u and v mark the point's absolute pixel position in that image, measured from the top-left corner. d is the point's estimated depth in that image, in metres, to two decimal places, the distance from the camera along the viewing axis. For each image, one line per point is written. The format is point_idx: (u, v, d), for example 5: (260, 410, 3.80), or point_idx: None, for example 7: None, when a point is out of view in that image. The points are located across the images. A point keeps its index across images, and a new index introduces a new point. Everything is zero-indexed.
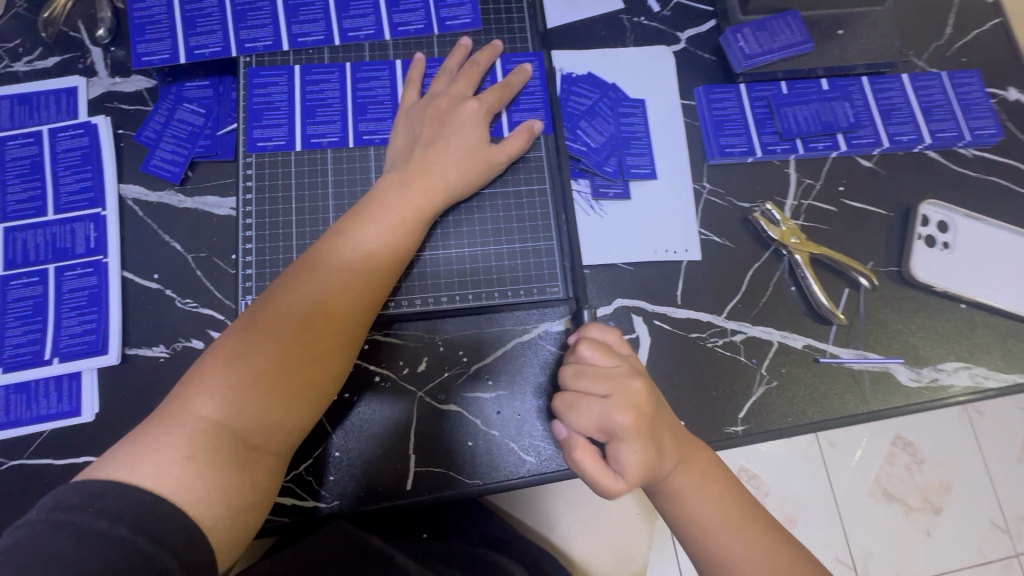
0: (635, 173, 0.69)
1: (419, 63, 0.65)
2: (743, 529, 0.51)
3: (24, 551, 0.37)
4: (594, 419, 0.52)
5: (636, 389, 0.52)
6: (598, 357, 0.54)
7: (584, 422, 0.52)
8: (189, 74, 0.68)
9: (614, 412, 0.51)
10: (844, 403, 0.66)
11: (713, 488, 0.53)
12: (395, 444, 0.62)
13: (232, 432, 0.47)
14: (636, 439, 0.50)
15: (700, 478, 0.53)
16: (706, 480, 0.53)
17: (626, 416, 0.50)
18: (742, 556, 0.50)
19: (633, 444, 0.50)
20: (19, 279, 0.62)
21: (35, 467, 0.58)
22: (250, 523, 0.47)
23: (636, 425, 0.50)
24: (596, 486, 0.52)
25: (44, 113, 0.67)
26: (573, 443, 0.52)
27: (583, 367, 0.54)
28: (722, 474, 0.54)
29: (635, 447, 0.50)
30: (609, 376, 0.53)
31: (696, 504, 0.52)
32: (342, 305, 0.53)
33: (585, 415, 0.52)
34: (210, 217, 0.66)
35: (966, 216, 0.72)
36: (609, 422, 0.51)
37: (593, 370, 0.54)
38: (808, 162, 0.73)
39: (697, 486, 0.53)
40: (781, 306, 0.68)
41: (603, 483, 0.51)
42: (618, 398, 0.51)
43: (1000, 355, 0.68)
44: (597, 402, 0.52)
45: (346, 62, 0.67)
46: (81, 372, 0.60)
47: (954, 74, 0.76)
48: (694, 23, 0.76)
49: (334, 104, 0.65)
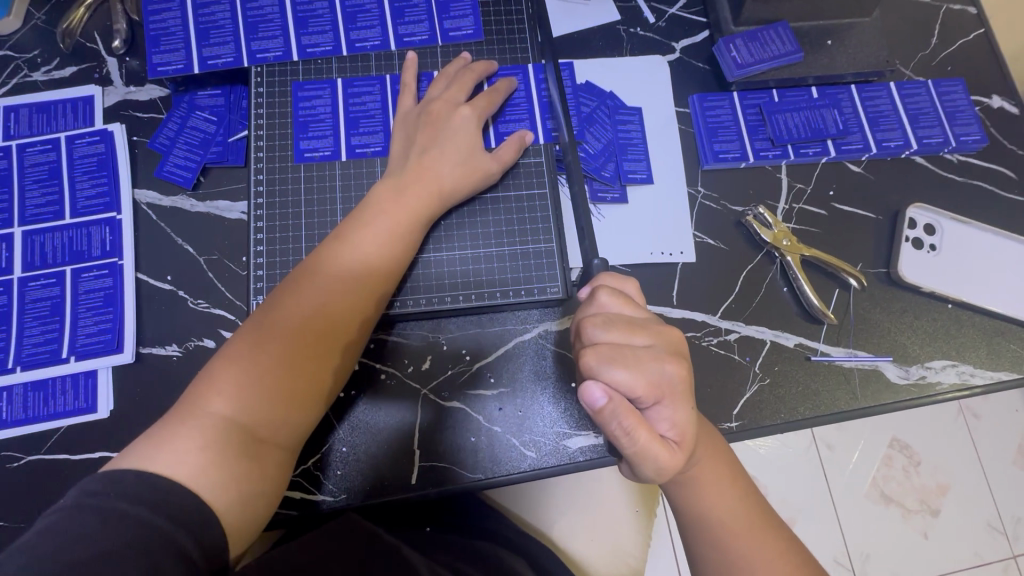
0: (632, 178, 0.72)
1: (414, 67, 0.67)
2: (749, 516, 0.53)
3: (47, 532, 0.39)
4: (645, 373, 0.47)
5: (672, 336, 0.51)
6: (620, 306, 0.51)
7: (635, 379, 0.47)
8: (201, 83, 0.71)
9: (663, 362, 0.49)
10: (835, 400, 0.68)
11: (723, 474, 0.55)
12: (401, 440, 0.64)
13: (241, 426, 0.49)
14: (681, 392, 0.49)
15: (720, 468, 0.55)
16: (717, 464, 0.55)
17: (674, 365, 0.49)
18: (745, 544, 0.52)
19: (679, 400, 0.49)
20: (37, 281, 0.65)
21: (52, 463, 0.60)
22: (259, 513, 0.49)
23: (684, 378, 0.49)
24: (652, 457, 0.47)
25: (62, 120, 0.70)
26: (621, 407, 0.45)
27: (612, 317, 0.50)
28: (730, 460, 0.56)
29: (683, 405, 0.49)
30: (647, 327, 0.50)
31: (713, 491, 0.54)
32: (341, 308, 0.56)
33: (634, 369, 0.47)
34: (222, 221, 0.68)
35: (952, 219, 0.74)
36: (659, 376, 0.48)
37: (625, 320, 0.50)
38: (799, 167, 0.75)
39: (717, 476, 0.54)
40: (773, 306, 0.70)
41: (660, 452, 0.47)
42: (661, 348, 0.50)
43: (986, 354, 0.71)
44: (642, 352, 0.48)
45: (387, 74, 0.69)
46: (97, 370, 0.62)
47: (938, 83, 0.78)
48: (688, 34, 0.79)
49: (376, 116, 0.68)
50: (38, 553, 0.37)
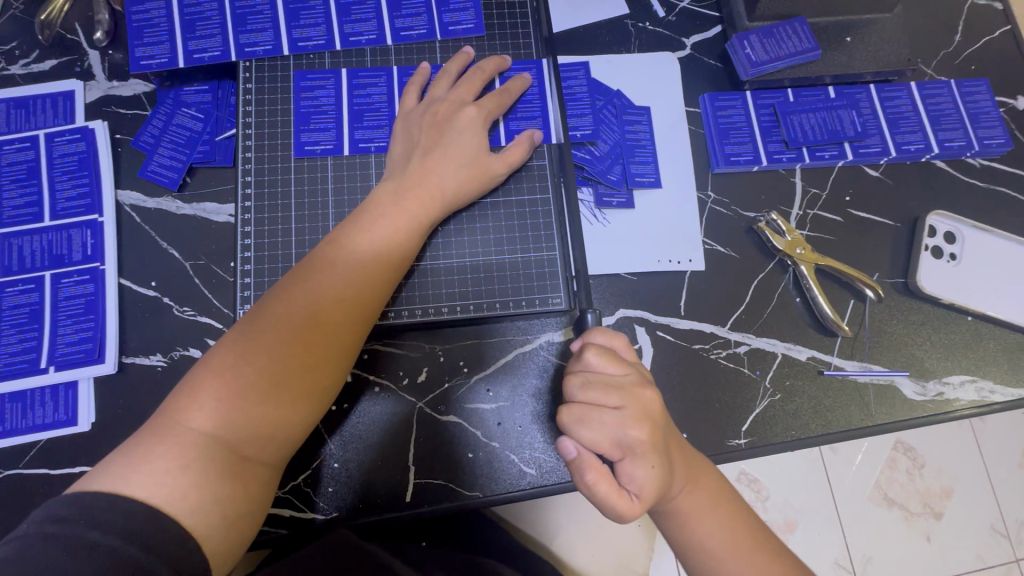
0: (639, 181, 0.68)
1: (424, 70, 0.64)
2: (739, 542, 0.51)
3: (13, 566, 0.36)
4: (609, 434, 0.47)
5: (648, 401, 0.49)
6: (604, 364, 0.50)
7: (598, 438, 0.48)
8: (188, 78, 0.68)
9: (627, 425, 0.48)
10: (848, 416, 0.65)
11: (709, 499, 0.52)
12: (394, 455, 0.61)
13: (224, 443, 0.47)
14: (648, 454, 0.47)
15: (707, 497, 0.52)
16: (702, 490, 0.52)
17: (640, 430, 0.47)
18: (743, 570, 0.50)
19: (647, 461, 0.47)
20: (15, 286, 0.62)
21: (31, 477, 0.57)
22: (245, 534, 0.47)
23: (649, 441, 0.47)
24: (612, 510, 0.47)
25: (41, 117, 0.66)
26: (587, 461, 0.47)
27: (590, 377, 0.50)
28: (718, 485, 0.53)
29: (650, 465, 0.47)
30: (622, 388, 0.49)
31: (701, 515, 0.51)
32: (334, 315, 0.52)
33: (598, 429, 0.48)
34: (209, 224, 0.65)
35: (973, 227, 0.71)
36: (621, 438, 0.47)
37: (602, 380, 0.49)
38: (814, 171, 0.72)
39: (703, 505, 0.52)
40: (786, 317, 0.67)
41: (621, 507, 0.47)
42: (630, 412, 0.48)
43: (1007, 368, 0.68)
44: (610, 414, 0.48)
45: (393, 67, 0.66)
46: (77, 381, 0.60)
47: (962, 83, 0.75)
48: (700, 29, 0.75)
49: (382, 109, 0.65)
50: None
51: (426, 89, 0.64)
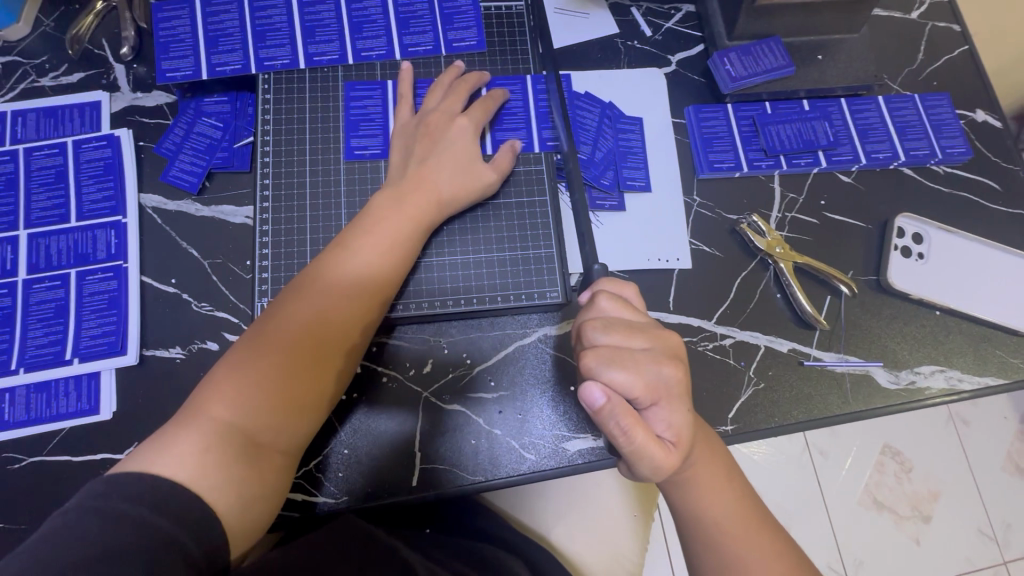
0: (631, 185, 0.74)
1: (408, 78, 0.69)
2: (744, 518, 0.54)
3: (55, 532, 0.40)
4: (644, 375, 0.50)
5: (670, 340, 0.54)
6: (617, 310, 0.54)
7: (634, 380, 0.49)
8: (208, 90, 0.72)
9: (661, 365, 0.51)
10: (827, 403, 0.69)
11: (720, 474, 0.56)
12: (401, 443, 0.65)
13: (243, 430, 0.50)
14: (680, 394, 0.51)
15: (719, 470, 0.56)
16: (715, 464, 0.56)
17: (672, 368, 0.51)
18: (733, 525, 0.54)
19: (676, 403, 0.51)
20: (43, 283, 0.65)
21: (54, 464, 0.60)
22: (260, 515, 0.50)
23: (680, 382, 0.52)
24: (650, 457, 0.49)
25: (69, 126, 0.71)
26: (619, 407, 0.48)
27: (612, 321, 0.52)
28: (728, 464, 0.57)
29: (682, 408, 0.51)
30: (645, 331, 0.53)
31: (703, 469, 0.55)
32: (343, 312, 0.57)
33: (633, 370, 0.50)
34: (226, 225, 0.69)
35: (939, 229, 0.76)
36: (657, 377, 0.50)
37: (624, 324, 0.53)
38: (792, 177, 0.77)
39: (714, 478, 0.55)
40: (768, 312, 0.72)
41: (658, 453, 0.49)
42: (659, 350, 0.52)
43: (973, 360, 0.73)
44: (641, 354, 0.51)
45: (384, 81, 0.71)
46: (100, 372, 0.63)
47: (925, 97, 0.81)
48: (684, 47, 0.82)
49: (376, 120, 0.69)
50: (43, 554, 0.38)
51: (416, 104, 0.69)
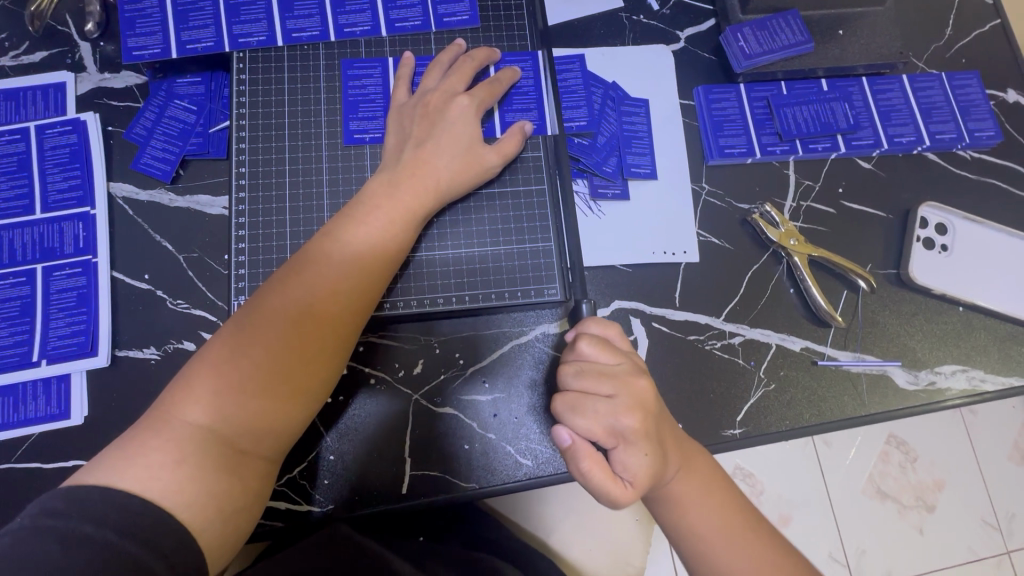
0: (635, 172, 0.69)
1: (409, 62, 0.64)
2: (734, 527, 0.51)
3: (10, 554, 0.37)
4: (600, 421, 0.47)
5: (641, 389, 0.49)
6: (597, 354, 0.50)
7: (591, 426, 0.48)
8: (180, 70, 0.67)
9: (620, 413, 0.47)
10: (842, 405, 0.65)
11: (705, 485, 0.52)
12: (392, 446, 0.61)
13: (221, 436, 0.47)
14: (642, 441, 0.47)
15: (702, 482, 0.52)
16: (697, 476, 0.52)
17: (633, 418, 0.47)
18: (722, 535, 0.50)
19: (640, 448, 0.47)
20: (6, 279, 0.61)
21: (23, 471, 0.57)
22: (242, 528, 0.47)
23: (641, 429, 0.47)
24: (608, 500, 0.47)
25: (31, 109, 0.66)
26: (582, 448, 0.48)
27: (585, 366, 0.50)
28: (713, 473, 0.53)
29: (642, 453, 0.47)
30: (613, 376, 0.49)
31: (683, 483, 0.52)
32: (331, 308, 0.52)
33: (591, 417, 0.48)
34: (203, 216, 0.64)
35: (964, 218, 0.71)
36: (615, 426, 0.47)
37: (596, 368, 0.50)
38: (807, 163, 0.72)
39: (698, 489, 0.52)
40: (779, 308, 0.68)
41: (615, 497, 0.47)
42: (623, 400, 0.48)
43: (997, 358, 0.68)
44: (602, 403, 0.48)
45: (388, 57, 0.66)
46: (70, 374, 0.59)
47: (953, 76, 0.75)
48: (694, 22, 0.76)
49: (377, 100, 0.64)
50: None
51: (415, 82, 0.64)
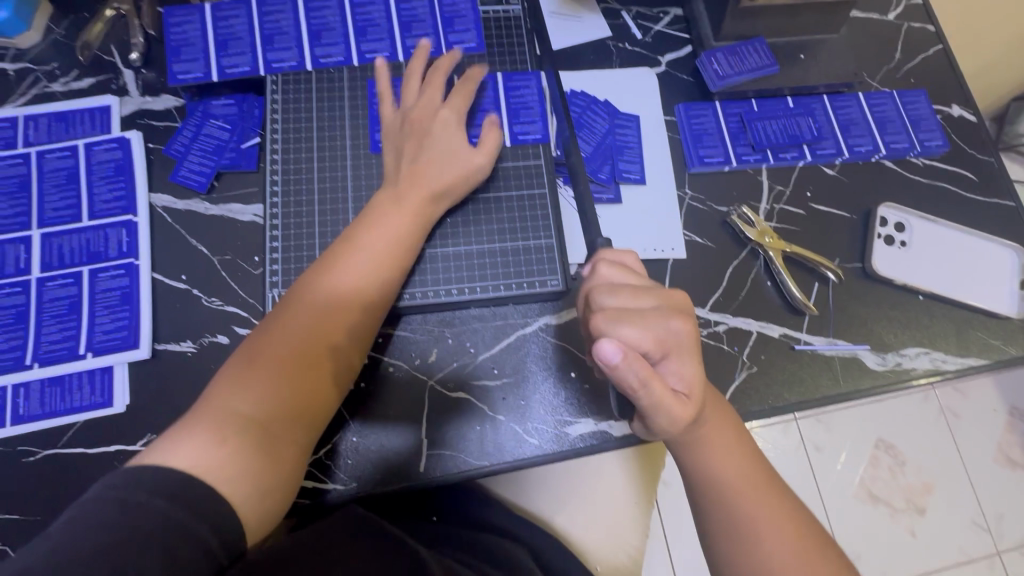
0: (626, 177, 0.77)
1: (382, 78, 0.70)
2: (754, 480, 0.56)
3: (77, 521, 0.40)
4: (652, 330, 0.52)
5: (675, 299, 0.56)
6: (623, 275, 0.56)
7: (643, 336, 0.52)
8: (216, 93, 0.75)
9: (668, 321, 0.53)
10: (818, 385, 0.72)
11: (731, 436, 0.58)
12: (409, 429, 0.67)
13: (258, 424, 0.53)
14: (687, 351, 0.54)
15: (728, 431, 0.58)
16: (724, 426, 0.58)
17: (679, 322, 0.54)
18: (741, 483, 0.55)
19: (685, 358, 0.54)
20: (56, 280, 0.67)
21: (69, 457, 0.61)
22: (275, 504, 0.52)
23: (690, 334, 0.54)
24: (667, 410, 0.51)
25: (80, 129, 0.73)
26: (637, 359, 0.49)
27: (618, 286, 0.55)
28: (738, 427, 0.59)
29: (687, 363, 0.53)
30: (650, 292, 0.55)
31: (714, 429, 0.57)
32: (350, 308, 0.59)
33: (642, 326, 0.52)
34: (235, 222, 0.71)
35: (919, 217, 0.80)
36: (664, 333, 0.53)
37: (629, 286, 0.55)
38: (778, 170, 0.81)
39: (724, 437, 0.57)
40: (759, 299, 0.75)
41: (675, 405, 0.52)
42: (665, 308, 0.54)
43: (956, 341, 0.76)
44: (648, 311, 0.53)
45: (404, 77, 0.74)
46: (113, 366, 0.64)
47: (904, 93, 0.85)
48: (673, 49, 0.85)
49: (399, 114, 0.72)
50: (79, 538, 0.38)
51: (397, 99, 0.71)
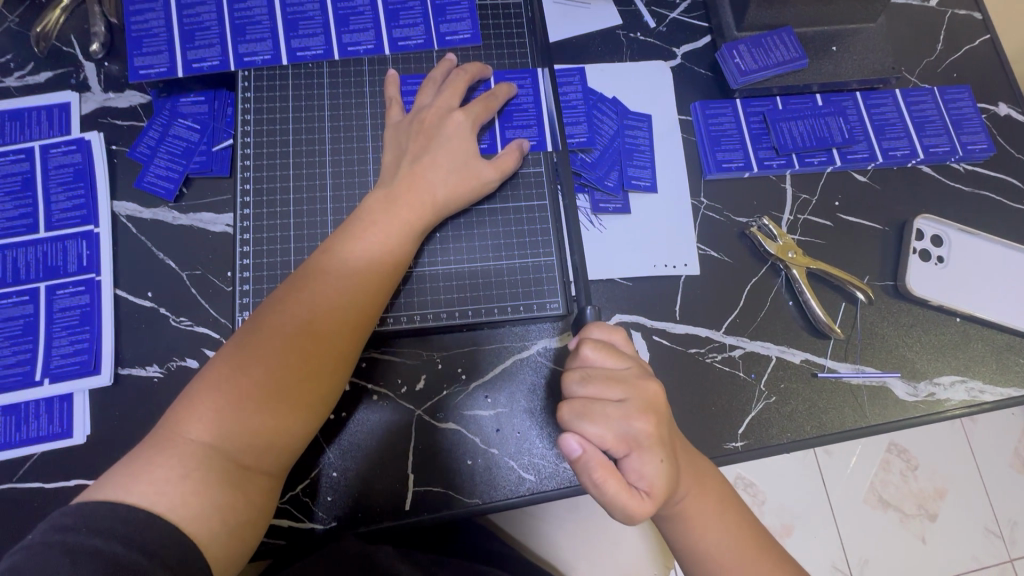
0: (636, 185, 0.69)
1: (395, 80, 0.65)
2: (742, 550, 0.51)
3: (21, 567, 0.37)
4: (613, 427, 0.47)
5: (652, 391, 0.49)
6: (603, 358, 0.50)
7: (603, 433, 0.47)
8: (185, 89, 0.68)
9: (631, 417, 0.47)
10: (843, 417, 0.66)
11: (716, 505, 0.52)
12: (393, 464, 0.61)
13: (226, 452, 0.46)
14: (654, 447, 0.47)
15: (713, 502, 0.52)
16: (708, 495, 0.52)
17: (644, 421, 0.47)
18: (729, 558, 0.50)
19: (653, 455, 0.47)
20: (9, 298, 0.61)
21: (25, 492, 0.57)
22: (247, 542, 0.47)
23: (653, 433, 0.47)
24: (620, 508, 0.46)
25: (36, 129, 0.66)
26: (593, 460, 0.45)
27: (592, 372, 0.50)
28: (724, 492, 0.53)
29: (656, 458, 0.47)
30: (624, 380, 0.49)
31: (694, 503, 0.51)
32: (332, 323, 0.52)
33: (603, 423, 0.47)
34: (205, 234, 0.65)
35: (960, 230, 0.72)
36: (627, 430, 0.47)
37: (604, 374, 0.49)
38: (804, 177, 0.73)
39: (706, 509, 0.52)
40: (779, 321, 0.68)
41: (628, 504, 0.45)
42: (634, 403, 0.48)
43: (995, 368, 0.69)
44: (613, 407, 0.48)
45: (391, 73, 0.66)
46: (73, 393, 0.59)
47: (945, 90, 0.77)
48: (690, 39, 0.77)
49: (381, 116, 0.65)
50: None
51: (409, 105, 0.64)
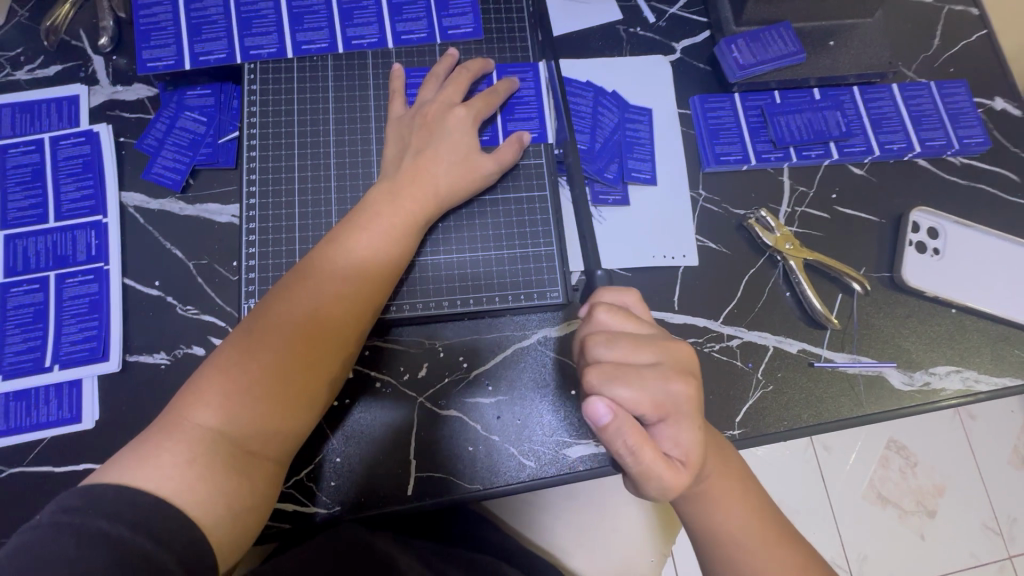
0: (635, 177, 0.70)
1: (399, 74, 0.66)
2: (751, 519, 0.52)
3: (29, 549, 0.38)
4: (649, 391, 0.47)
5: (679, 352, 0.50)
6: (621, 323, 0.51)
7: (639, 397, 0.46)
8: (191, 82, 0.69)
9: (669, 379, 0.48)
10: (839, 406, 0.67)
11: (727, 477, 0.53)
12: (394, 450, 0.62)
13: (231, 438, 0.48)
14: (689, 413, 0.48)
15: (725, 472, 0.53)
16: (719, 466, 0.53)
17: (681, 383, 0.48)
18: (738, 527, 0.52)
19: (685, 421, 0.47)
20: (20, 286, 0.62)
21: (35, 476, 0.58)
22: (252, 526, 0.48)
23: (691, 397, 0.48)
24: (657, 478, 0.46)
25: (46, 121, 0.67)
26: (627, 424, 0.45)
27: (616, 335, 0.49)
28: (733, 463, 0.54)
29: (691, 425, 0.47)
30: (651, 343, 0.49)
31: (709, 472, 0.52)
32: (336, 314, 0.53)
33: (639, 387, 0.47)
34: (211, 224, 0.66)
35: (955, 223, 0.73)
36: (665, 394, 0.47)
37: (629, 336, 0.49)
38: (801, 170, 0.74)
39: (718, 480, 0.53)
40: (776, 312, 0.69)
41: (666, 474, 0.46)
42: (668, 365, 0.49)
43: (990, 358, 0.70)
44: (647, 370, 0.48)
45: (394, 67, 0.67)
46: (82, 379, 0.60)
47: (941, 84, 0.78)
48: (689, 34, 0.78)
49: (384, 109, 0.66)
50: None
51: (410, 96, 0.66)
